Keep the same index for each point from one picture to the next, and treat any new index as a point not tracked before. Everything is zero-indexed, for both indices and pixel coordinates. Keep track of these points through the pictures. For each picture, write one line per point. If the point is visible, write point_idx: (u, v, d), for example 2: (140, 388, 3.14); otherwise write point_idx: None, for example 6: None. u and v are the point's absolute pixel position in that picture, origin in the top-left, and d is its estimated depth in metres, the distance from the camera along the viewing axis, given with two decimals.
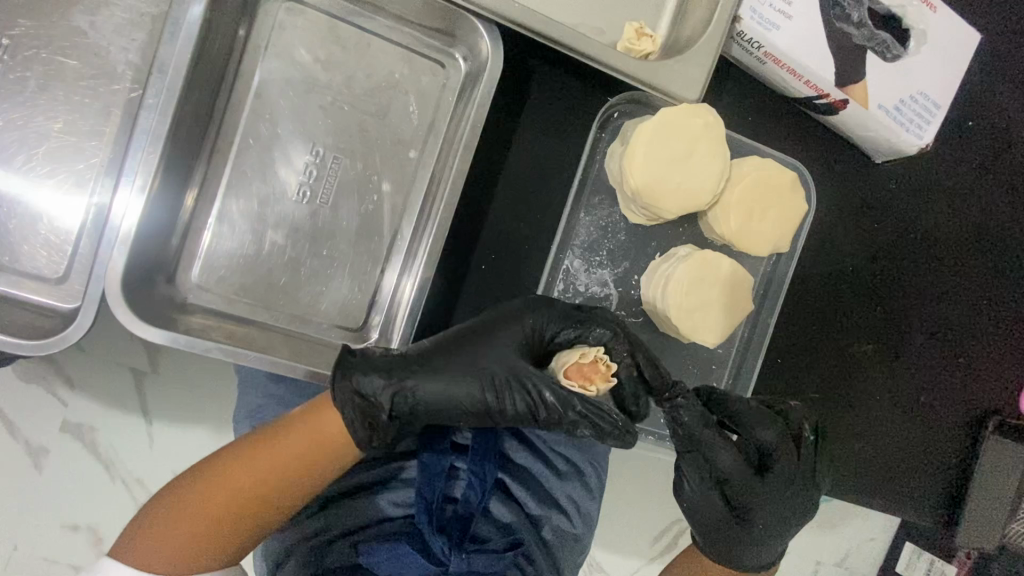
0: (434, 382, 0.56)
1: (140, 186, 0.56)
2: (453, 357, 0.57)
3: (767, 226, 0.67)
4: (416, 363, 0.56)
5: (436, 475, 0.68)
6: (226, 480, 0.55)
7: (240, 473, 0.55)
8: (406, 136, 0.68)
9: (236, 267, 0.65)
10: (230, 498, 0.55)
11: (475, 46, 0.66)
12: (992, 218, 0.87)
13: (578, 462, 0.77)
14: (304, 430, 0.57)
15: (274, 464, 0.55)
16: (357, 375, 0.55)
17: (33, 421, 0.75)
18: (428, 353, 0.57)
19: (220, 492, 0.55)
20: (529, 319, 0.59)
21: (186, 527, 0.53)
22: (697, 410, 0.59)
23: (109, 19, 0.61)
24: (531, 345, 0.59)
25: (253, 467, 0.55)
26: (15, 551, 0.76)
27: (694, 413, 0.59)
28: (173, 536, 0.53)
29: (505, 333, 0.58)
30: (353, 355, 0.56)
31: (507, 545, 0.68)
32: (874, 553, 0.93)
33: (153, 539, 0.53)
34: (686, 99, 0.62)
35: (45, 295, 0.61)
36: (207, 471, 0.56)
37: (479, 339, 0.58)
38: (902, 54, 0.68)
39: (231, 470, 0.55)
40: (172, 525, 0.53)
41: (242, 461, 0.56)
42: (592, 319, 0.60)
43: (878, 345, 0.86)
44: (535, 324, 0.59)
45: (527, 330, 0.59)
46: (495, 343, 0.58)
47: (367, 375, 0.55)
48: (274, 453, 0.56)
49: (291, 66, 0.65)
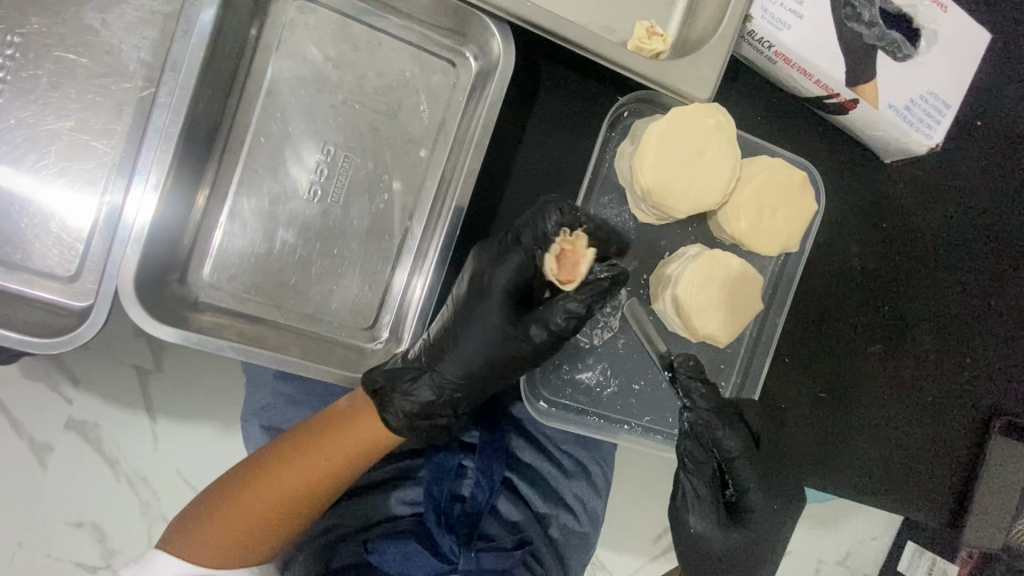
0: (465, 370, 0.63)
1: (154, 184, 0.56)
2: (450, 344, 0.62)
3: (778, 226, 0.67)
4: (429, 362, 0.64)
5: (444, 473, 0.69)
6: (274, 476, 0.58)
7: (295, 476, 0.59)
8: (417, 135, 0.68)
9: (247, 265, 0.65)
10: (277, 499, 0.58)
11: (486, 44, 0.66)
12: (999, 216, 0.87)
13: (585, 460, 0.76)
14: (345, 435, 0.61)
15: (327, 466, 0.60)
16: (388, 396, 0.62)
17: (40, 419, 0.75)
18: (429, 352, 0.64)
19: (277, 493, 0.58)
20: (515, 261, 0.60)
21: (237, 522, 0.57)
22: (711, 397, 0.60)
23: (122, 16, 0.61)
24: (511, 294, 0.61)
25: (300, 471, 0.59)
26: (22, 548, 0.76)
27: (707, 398, 0.60)
28: (224, 531, 0.56)
29: (479, 301, 0.62)
30: (372, 385, 0.62)
31: (516, 543, 0.68)
32: (876, 554, 0.93)
33: (211, 542, 0.56)
34: (697, 99, 0.63)
35: (57, 294, 0.61)
36: (253, 468, 0.59)
37: (472, 317, 0.62)
38: (913, 54, 0.68)
39: (279, 474, 0.59)
40: (231, 524, 0.56)
41: (292, 465, 0.59)
42: (539, 225, 0.60)
43: (882, 346, 0.86)
44: (513, 277, 0.60)
45: (517, 272, 0.60)
46: (481, 320, 0.61)
47: (397, 392, 0.62)
48: (318, 451, 0.60)
49: (303, 64, 0.65)
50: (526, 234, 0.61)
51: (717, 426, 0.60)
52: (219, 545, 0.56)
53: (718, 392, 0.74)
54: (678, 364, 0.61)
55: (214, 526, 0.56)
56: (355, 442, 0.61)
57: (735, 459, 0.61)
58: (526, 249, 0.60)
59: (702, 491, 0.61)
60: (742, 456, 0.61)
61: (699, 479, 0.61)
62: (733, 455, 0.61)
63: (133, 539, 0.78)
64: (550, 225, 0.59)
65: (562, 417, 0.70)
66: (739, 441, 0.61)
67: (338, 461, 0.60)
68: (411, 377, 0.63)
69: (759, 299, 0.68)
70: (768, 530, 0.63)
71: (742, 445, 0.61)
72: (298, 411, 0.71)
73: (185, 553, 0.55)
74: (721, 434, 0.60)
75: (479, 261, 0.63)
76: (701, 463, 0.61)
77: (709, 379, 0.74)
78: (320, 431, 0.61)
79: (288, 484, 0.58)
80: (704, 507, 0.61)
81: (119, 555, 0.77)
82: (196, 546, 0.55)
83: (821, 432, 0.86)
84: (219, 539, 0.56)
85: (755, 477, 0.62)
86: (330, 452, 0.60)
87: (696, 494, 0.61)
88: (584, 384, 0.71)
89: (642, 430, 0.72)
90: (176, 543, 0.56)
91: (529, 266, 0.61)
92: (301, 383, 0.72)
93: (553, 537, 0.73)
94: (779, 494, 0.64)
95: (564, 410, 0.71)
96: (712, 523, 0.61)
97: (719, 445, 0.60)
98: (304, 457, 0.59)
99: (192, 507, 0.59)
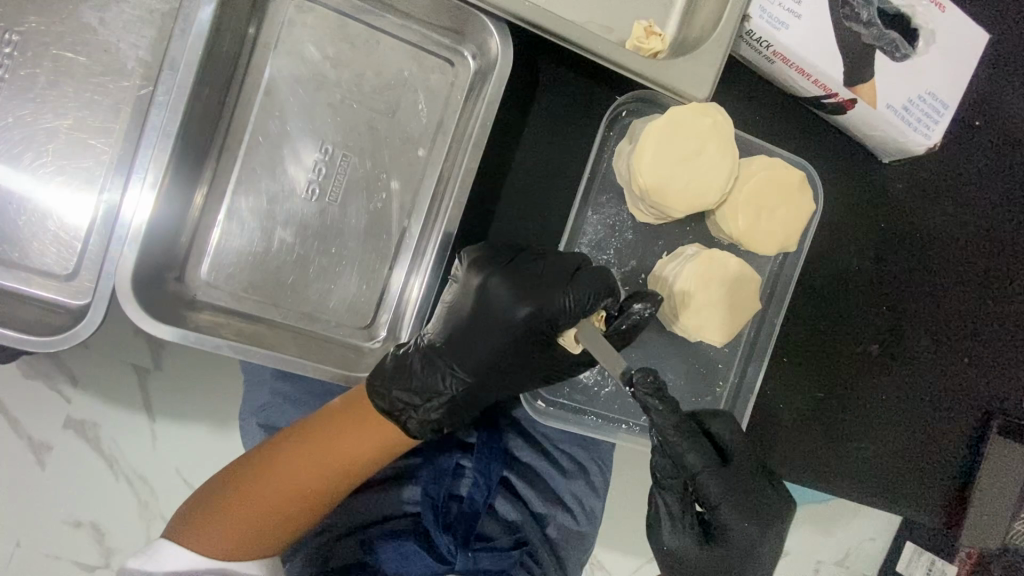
0: (480, 384, 0.63)
1: (151, 183, 0.56)
2: (469, 368, 0.62)
3: (775, 226, 0.67)
4: (450, 387, 0.62)
5: (442, 473, 0.69)
6: (283, 472, 0.58)
7: (304, 474, 0.58)
8: (415, 134, 0.68)
9: (245, 264, 0.65)
10: (287, 495, 0.58)
11: (484, 44, 0.66)
12: (997, 216, 0.87)
13: (583, 460, 0.75)
14: (355, 432, 0.60)
15: (337, 463, 0.59)
16: (409, 417, 0.62)
17: (39, 418, 0.75)
18: (448, 376, 0.62)
19: (286, 490, 0.58)
20: (540, 302, 0.60)
21: (245, 517, 0.56)
22: (669, 412, 0.56)
23: (119, 15, 0.61)
24: (534, 327, 0.61)
25: (310, 467, 0.59)
26: (20, 546, 0.76)
27: (666, 415, 0.56)
28: (234, 526, 0.56)
29: (499, 328, 0.61)
30: (386, 407, 0.61)
31: (513, 544, 0.70)
32: (874, 554, 0.94)
33: (220, 536, 0.56)
34: (695, 98, 0.63)
35: (55, 292, 0.61)
36: (262, 462, 0.59)
37: (481, 338, 0.61)
38: (911, 54, 0.68)
39: (289, 470, 0.58)
40: (239, 521, 0.56)
41: (301, 461, 0.59)
42: (590, 297, 0.60)
43: (882, 347, 0.86)
44: (534, 314, 0.61)
45: (536, 310, 0.60)
46: (493, 342, 0.61)
47: (417, 414, 0.62)
48: (328, 449, 0.59)
49: (301, 63, 0.65)
50: (570, 295, 0.60)
51: (676, 443, 0.57)
52: (229, 540, 0.56)
53: (715, 393, 0.74)
54: (636, 378, 0.56)
55: (222, 519, 0.56)
56: (365, 440, 0.60)
57: (701, 476, 0.58)
58: (562, 306, 0.60)
59: (675, 510, 0.60)
60: (711, 472, 0.57)
61: (672, 496, 0.60)
62: (697, 474, 0.57)
63: (131, 537, 0.78)
64: (597, 306, 0.61)
65: (560, 416, 0.70)
66: (706, 458, 0.57)
67: (348, 459, 0.60)
68: (429, 399, 0.62)
69: (756, 298, 0.68)
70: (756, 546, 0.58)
71: (708, 462, 0.57)
72: (296, 409, 0.71)
73: (195, 547, 0.55)
74: (684, 451, 0.57)
75: (501, 287, 0.61)
76: (668, 478, 0.60)
77: (707, 378, 0.74)
78: (328, 428, 0.60)
79: (297, 480, 0.58)
80: (677, 524, 0.60)
81: (118, 554, 0.77)
82: (203, 540, 0.55)
83: (819, 431, 0.86)
84: (227, 533, 0.56)
85: (732, 491, 0.58)
86: (341, 449, 0.59)
87: (670, 512, 0.60)
88: (582, 383, 0.71)
89: (640, 429, 0.72)
90: (184, 536, 0.56)
91: (573, 317, 0.60)
92: (299, 382, 0.72)
93: (551, 537, 0.73)
94: (770, 507, 0.60)
95: (562, 410, 0.71)
96: (685, 540, 0.59)
97: (683, 463, 0.58)
98: (314, 453, 0.59)
99: (197, 499, 0.59)
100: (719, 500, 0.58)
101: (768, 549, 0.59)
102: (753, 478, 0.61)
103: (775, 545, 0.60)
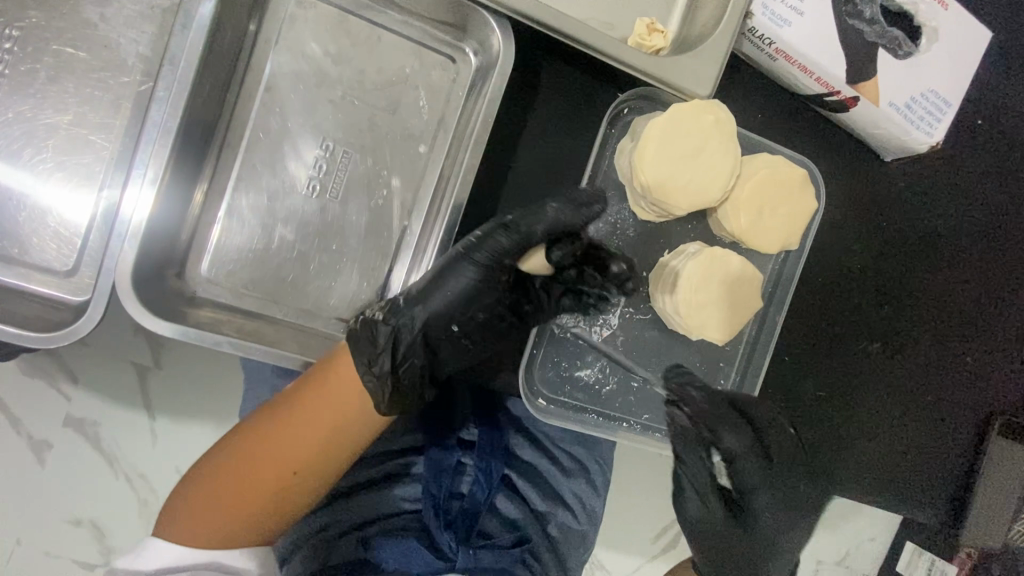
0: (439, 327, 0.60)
1: (151, 178, 0.56)
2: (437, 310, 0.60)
3: (777, 224, 0.66)
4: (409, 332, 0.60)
5: (444, 470, 0.69)
6: (262, 447, 0.57)
7: (281, 449, 0.57)
8: (417, 131, 0.67)
9: (246, 260, 0.65)
10: (264, 472, 0.56)
11: (486, 41, 0.65)
12: (999, 215, 0.87)
13: (584, 459, 0.75)
14: (327, 400, 0.57)
15: (328, 441, 0.58)
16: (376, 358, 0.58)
17: (38, 414, 0.75)
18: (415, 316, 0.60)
19: (264, 467, 0.56)
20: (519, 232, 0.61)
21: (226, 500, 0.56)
22: (704, 400, 0.63)
23: (120, 11, 0.61)
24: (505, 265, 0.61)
25: (287, 441, 0.57)
26: (18, 544, 0.76)
27: (700, 401, 0.63)
28: (216, 511, 0.55)
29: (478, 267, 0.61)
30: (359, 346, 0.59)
31: (513, 541, 0.70)
32: (874, 554, 0.89)
33: (205, 522, 0.55)
34: (698, 96, 0.63)
35: (55, 288, 0.61)
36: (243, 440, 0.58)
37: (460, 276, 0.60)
38: (913, 51, 0.67)
39: (266, 446, 0.57)
40: (222, 505, 0.55)
41: (279, 435, 0.57)
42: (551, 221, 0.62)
43: (884, 345, 0.86)
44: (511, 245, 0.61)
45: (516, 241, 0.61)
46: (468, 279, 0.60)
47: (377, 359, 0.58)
48: (303, 420, 0.57)
49: (302, 59, 0.64)
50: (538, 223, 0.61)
51: (709, 429, 0.62)
52: (230, 531, 0.55)
53: None
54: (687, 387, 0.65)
55: (207, 503, 0.56)
56: (334, 407, 0.57)
57: (738, 461, 0.63)
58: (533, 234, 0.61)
59: (701, 483, 0.64)
60: (747, 457, 0.63)
61: (698, 474, 0.63)
62: (734, 459, 0.62)
63: (130, 535, 0.77)
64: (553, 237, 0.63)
65: (562, 414, 0.70)
66: (741, 445, 0.63)
67: (324, 421, 0.57)
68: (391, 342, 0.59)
69: (758, 296, 0.68)
70: (773, 523, 0.65)
71: (742, 450, 0.63)
72: None
73: (200, 540, 0.55)
74: (721, 437, 0.62)
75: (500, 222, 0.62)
76: (700, 460, 0.63)
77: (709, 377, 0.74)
78: (302, 399, 0.58)
79: (281, 451, 0.57)
80: (705, 498, 0.64)
81: (117, 553, 0.77)
82: (190, 528, 0.55)
83: (820, 430, 0.85)
84: (208, 519, 0.55)
85: (765, 478, 0.63)
86: (314, 418, 0.57)
87: (697, 487, 0.64)
88: (583, 381, 0.71)
89: (641, 428, 0.72)
90: (173, 525, 0.56)
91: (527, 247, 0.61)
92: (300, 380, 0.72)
93: (551, 535, 0.73)
94: (794, 491, 0.66)
95: (563, 408, 0.70)
96: (709, 511, 0.64)
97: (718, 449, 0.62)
98: (289, 424, 0.57)
99: (190, 482, 0.58)
100: (754, 484, 0.63)
101: (785, 530, 0.66)
102: (786, 467, 0.66)
103: (790, 526, 0.67)
